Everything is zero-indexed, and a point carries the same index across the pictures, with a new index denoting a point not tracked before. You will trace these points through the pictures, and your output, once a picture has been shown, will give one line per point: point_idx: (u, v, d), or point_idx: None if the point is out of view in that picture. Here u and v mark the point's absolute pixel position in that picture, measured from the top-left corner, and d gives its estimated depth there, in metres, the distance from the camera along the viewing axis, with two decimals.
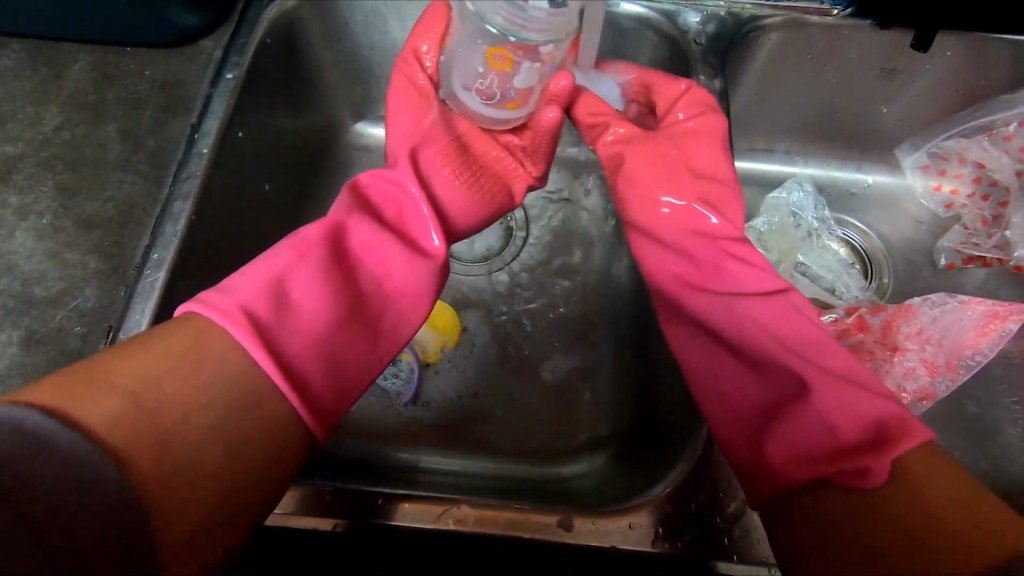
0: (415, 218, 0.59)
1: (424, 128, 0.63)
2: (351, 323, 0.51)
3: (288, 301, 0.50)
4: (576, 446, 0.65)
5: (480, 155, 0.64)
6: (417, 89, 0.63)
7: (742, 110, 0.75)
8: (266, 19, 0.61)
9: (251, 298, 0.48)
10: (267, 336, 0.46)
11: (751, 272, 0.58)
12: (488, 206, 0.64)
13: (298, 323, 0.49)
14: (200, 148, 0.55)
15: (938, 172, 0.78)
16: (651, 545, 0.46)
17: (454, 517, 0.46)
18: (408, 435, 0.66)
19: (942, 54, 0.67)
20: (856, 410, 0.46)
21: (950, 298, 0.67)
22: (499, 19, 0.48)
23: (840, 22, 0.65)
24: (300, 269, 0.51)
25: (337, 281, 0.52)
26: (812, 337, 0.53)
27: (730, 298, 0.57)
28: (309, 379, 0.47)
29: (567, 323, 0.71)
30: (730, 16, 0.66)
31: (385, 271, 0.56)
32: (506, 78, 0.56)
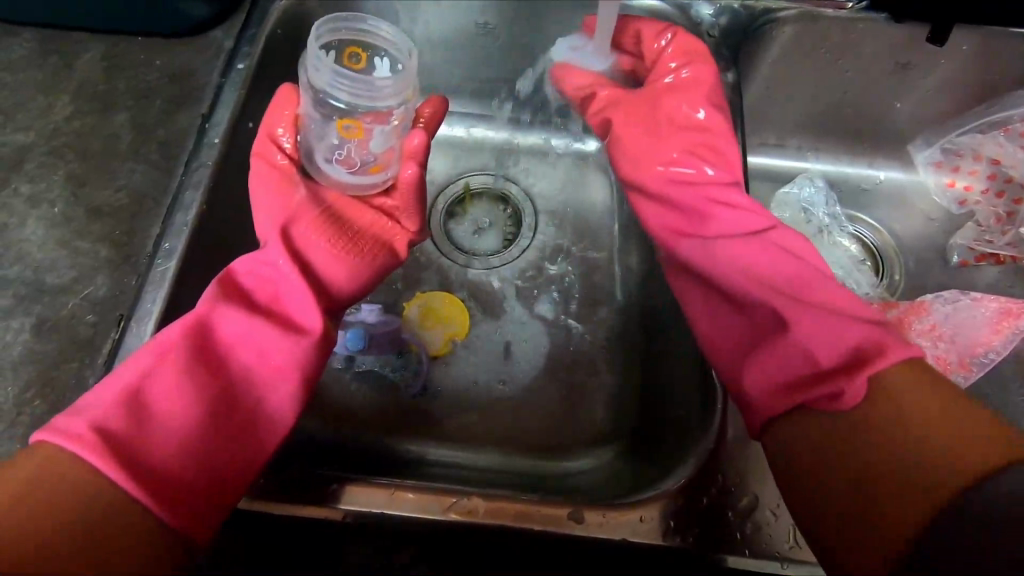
0: (292, 296, 0.53)
1: (296, 200, 0.58)
2: (215, 421, 0.46)
3: (145, 411, 0.45)
4: (585, 440, 0.65)
5: (356, 223, 0.59)
6: (269, 162, 0.58)
7: (753, 104, 0.74)
8: (278, 9, 0.61)
9: (104, 414, 0.43)
10: (112, 454, 0.41)
11: (737, 213, 0.58)
12: (370, 271, 0.59)
13: (160, 431, 0.44)
14: (212, 138, 0.56)
15: (952, 168, 0.78)
16: (662, 539, 0.46)
17: (464, 508, 0.46)
18: (416, 427, 0.66)
19: (959, 49, 0.67)
20: (834, 341, 0.46)
21: (963, 295, 0.67)
22: (341, 94, 0.50)
23: (855, 16, 0.64)
24: (161, 370, 0.46)
25: (202, 378, 0.47)
26: (801, 273, 0.53)
27: (718, 243, 0.57)
28: (181, 484, 0.43)
29: (576, 317, 0.71)
30: (744, 9, 0.65)
31: (262, 353, 0.50)
32: (362, 146, 0.56)
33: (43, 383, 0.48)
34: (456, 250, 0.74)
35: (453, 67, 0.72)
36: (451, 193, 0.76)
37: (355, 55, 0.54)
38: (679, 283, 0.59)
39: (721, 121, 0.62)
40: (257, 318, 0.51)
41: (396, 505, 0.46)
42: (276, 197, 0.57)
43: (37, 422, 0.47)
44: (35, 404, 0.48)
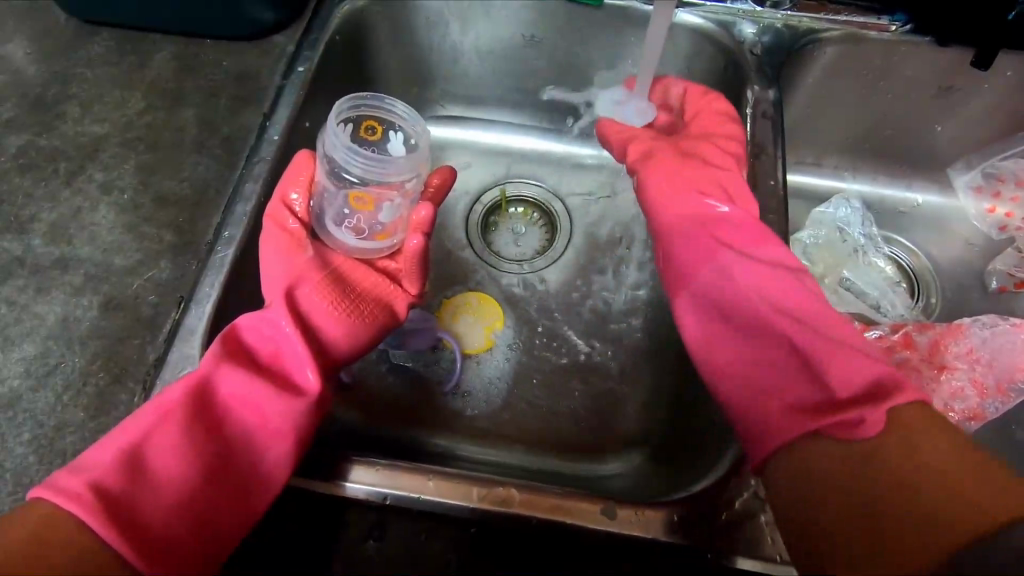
0: (294, 358, 0.52)
1: (303, 260, 0.56)
2: (212, 482, 0.45)
3: (140, 475, 0.44)
4: (615, 445, 0.66)
5: (359, 282, 0.59)
6: (281, 218, 0.56)
7: (792, 123, 0.75)
8: (338, 17, 0.65)
9: (101, 474, 0.42)
10: (109, 516, 0.41)
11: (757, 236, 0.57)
12: (370, 333, 0.57)
13: (157, 493, 0.44)
14: (271, 135, 0.59)
15: (993, 194, 0.77)
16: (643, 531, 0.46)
17: (500, 496, 0.47)
18: (444, 423, 0.68)
19: (1004, 74, 0.67)
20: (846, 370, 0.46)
21: (1001, 320, 0.67)
22: (355, 169, 0.52)
23: (898, 39, 0.65)
24: (162, 431, 0.46)
25: (199, 440, 0.46)
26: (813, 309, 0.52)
27: (734, 261, 0.56)
28: (173, 548, 0.43)
29: (608, 324, 0.72)
30: (788, 28, 0.67)
31: (260, 415, 0.49)
32: (370, 216, 0.59)
33: (107, 357, 0.51)
34: (489, 253, 0.76)
35: (499, 78, 0.75)
36: (487, 200, 0.78)
37: (371, 127, 0.58)
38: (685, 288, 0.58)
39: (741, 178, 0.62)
40: (258, 380, 0.50)
41: (439, 490, 0.48)
42: (284, 257, 0.55)
43: (101, 393, 0.50)
44: (98, 375, 0.50)
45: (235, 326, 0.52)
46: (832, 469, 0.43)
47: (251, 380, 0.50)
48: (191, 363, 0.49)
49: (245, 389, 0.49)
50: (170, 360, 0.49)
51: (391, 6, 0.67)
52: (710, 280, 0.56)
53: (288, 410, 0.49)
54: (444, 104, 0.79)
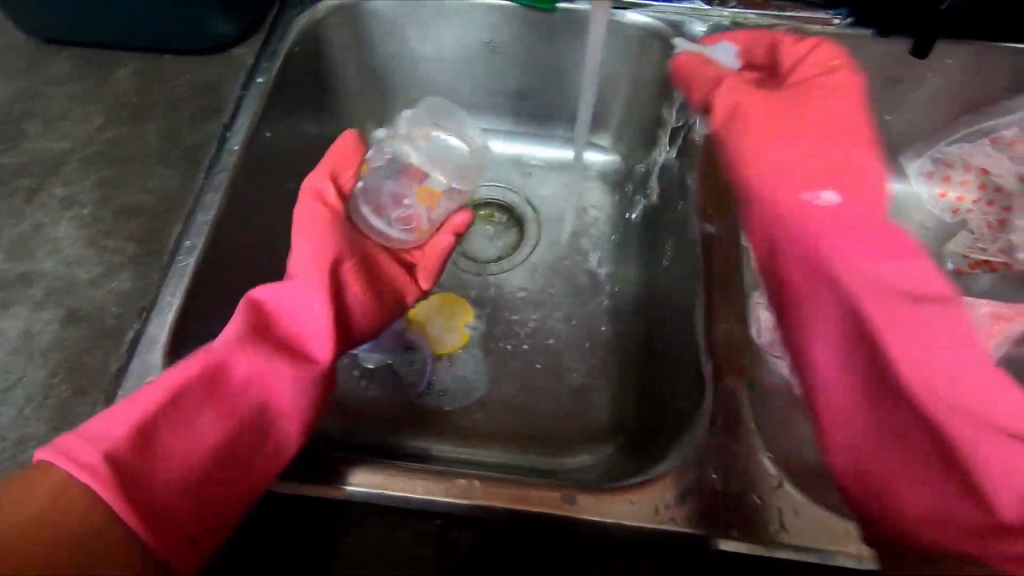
0: (312, 333, 0.55)
1: (332, 247, 0.60)
2: (227, 450, 0.47)
3: (157, 439, 0.45)
4: (587, 437, 0.67)
5: (385, 270, 0.65)
6: (319, 203, 0.63)
7: (747, 117, 0.77)
8: (296, 28, 0.66)
9: (115, 439, 0.43)
10: (126, 482, 0.42)
11: (891, 258, 0.57)
12: (386, 313, 0.63)
13: (168, 460, 0.44)
14: (231, 145, 0.60)
15: (944, 178, 0.79)
16: (653, 523, 0.45)
17: (462, 490, 0.46)
18: (416, 423, 0.68)
19: (945, 62, 0.69)
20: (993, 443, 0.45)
21: (958, 300, 0.68)
22: (401, 176, 0.67)
23: (840, 31, 0.68)
24: (179, 399, 0.47)
25: (218, 408, 0.48)
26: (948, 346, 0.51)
27: (853, 292, 0.57)
28: (179, 516, 0.43)
29: (578, 319, 0.73)
30: (736, 24, 0.70)
31: (276, 390, 0.51)
32: (415, 211, 0.70)
33: (71, 368, 0.51)
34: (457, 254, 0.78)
35: (459, 83, 0.77)
36: None
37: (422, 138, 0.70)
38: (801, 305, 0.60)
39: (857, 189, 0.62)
40: (277, 357, 0.52)
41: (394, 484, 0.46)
42: (317, 240, 0.59)
43: (63, 405, 0.50)
44: (61, 387, 0.51)
45: (257, 302, 0.55)
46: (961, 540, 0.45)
47: (269, 355, 0.52)
48: (154, 370, 0.49)
49: (263, 363, 0.51)
50: (131, 369, 0.49)
51: (350, 16, 0.69)
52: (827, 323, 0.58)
53: (304, 386, 0.51)
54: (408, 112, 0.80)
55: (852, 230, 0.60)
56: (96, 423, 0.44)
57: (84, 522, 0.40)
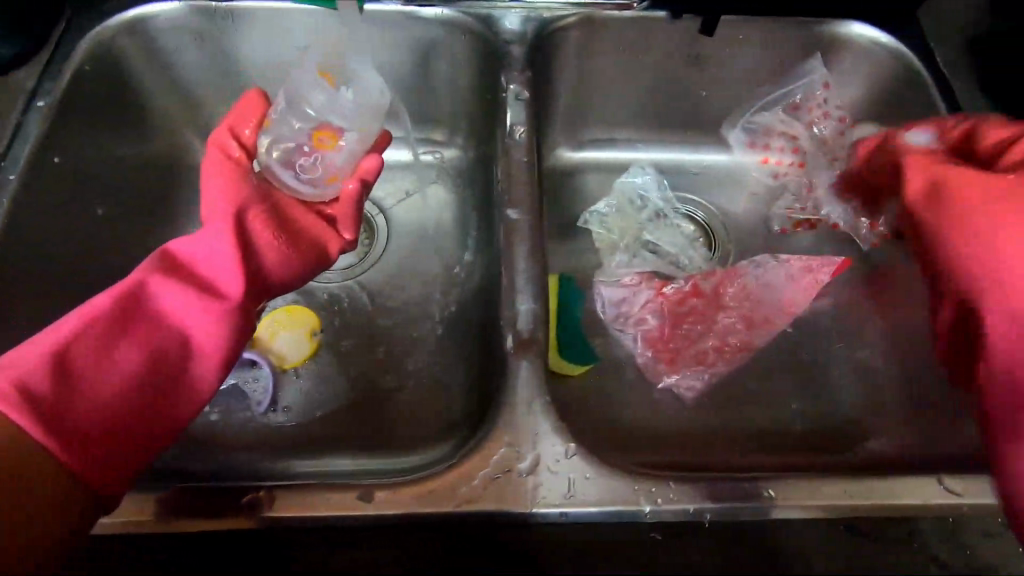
0: (221, 271, 0.53)
1: (239, 193, 0.57)
2: (141, 382, 0.47)
3: (73, 369, 0.46)
4: (439, 430, 0.68)
5: (298, 219, 0.59)
6: (226, 158, 0.59)
7: (572, 101, 0.79)
8: (81, 48, 0.63)
9: (30, 372, 0.44)
10: (36, 406, 0.43)
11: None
12: (302, 261, 0.57)
13: (88, 394, 0.45)
14: (6, 175, 0.56)
15: (763, 146, 0.83)
16: (452, 508, 0.44)
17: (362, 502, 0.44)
18: (266, 441, 0.68)
19: (738, 38, 0.73)
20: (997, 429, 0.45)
21: (771, 258, 0.73)
22: (320, 98, 0.59)
23: (639, 15, 0.71)
24: (87, 337, 0.47)
25: (130, 341, 0.48)
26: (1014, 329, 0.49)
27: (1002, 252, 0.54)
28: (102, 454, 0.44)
29: (428, 316, 0.76)
30: (539, 16, 0.71)
31: (190, 332, 0.50)
32: (327, 157, 0.60)
33: None
34: None
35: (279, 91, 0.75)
36: None
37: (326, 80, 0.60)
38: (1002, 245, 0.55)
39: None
40: (189, 288, 0.51)
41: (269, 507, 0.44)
42: (227, 187, 0.57)
43: None
44: None
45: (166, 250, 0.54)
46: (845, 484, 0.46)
47: (191, 290, 0.51)
48: None
49: (180, 293, 0.51)
50: None
51: (144, 31, 0.66)
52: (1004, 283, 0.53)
53: (226, 325, 0.50)
54: None
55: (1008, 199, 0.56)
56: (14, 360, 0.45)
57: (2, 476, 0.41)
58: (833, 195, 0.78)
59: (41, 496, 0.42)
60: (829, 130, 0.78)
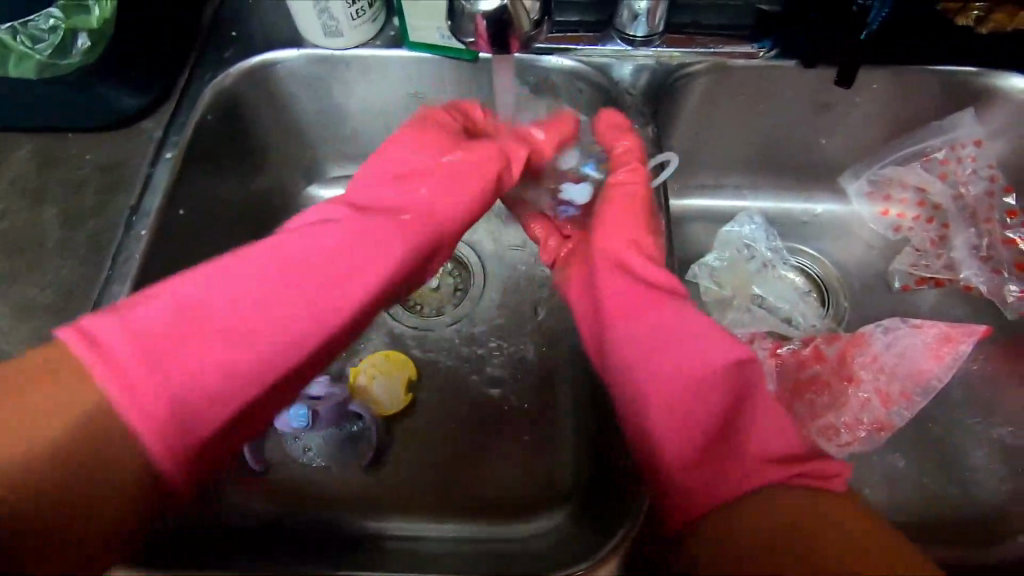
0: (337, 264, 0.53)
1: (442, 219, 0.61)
2: (235, 386, 0.48)
3: (174, 371, 0.45)
4: (540, 499, 0.64)
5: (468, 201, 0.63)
6: (435, 165, 0.63)
7: (683, 148, 0.76)
8: (206, 97, 0.64)
9: (132, 355, 0.44)
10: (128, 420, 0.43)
11: (666, 327, 0.56)
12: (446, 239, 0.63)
13: (150, 386, 0.44)
14: (139, 229, 0.57)
15: (883, 197, 0.78)
16: None
17: None
18: (366, 498, 0.65)
19: (869, 87, 0.69)
20: (705, 360, 0.53)
21: (901, 323, 0.68)
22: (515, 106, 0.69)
23: (767, 63, 0.67)
24: (163, 350, 0.45)
25: (229, 356, 0.47)
26: (678, 344, 0.55)
27: (651, 326, 0.56)
28: (184, 422, 0.45)
29: (528, 368, 0.71)
30: (661, 65, 0.67)
31: (298, 338, 0.50)
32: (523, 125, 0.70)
33: None
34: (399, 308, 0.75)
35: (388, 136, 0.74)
36: None
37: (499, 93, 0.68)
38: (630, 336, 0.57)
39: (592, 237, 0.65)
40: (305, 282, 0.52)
41: None
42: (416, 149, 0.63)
43: None
44: None
45: (322, 252, 0.54)
46: (771, 518, 0.47)
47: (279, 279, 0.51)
48: None
49: (294, 310, 0.50)
50: None
51: (262, 78, 0.66)
52: (647, 351, 0.56)
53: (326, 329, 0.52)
54: (342, 164, 0.77)
55: (673, 328, 0.56)
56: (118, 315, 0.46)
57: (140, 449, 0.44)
58: (971, 254, 0.72)
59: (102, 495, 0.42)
60: (976, 189, 0.72)
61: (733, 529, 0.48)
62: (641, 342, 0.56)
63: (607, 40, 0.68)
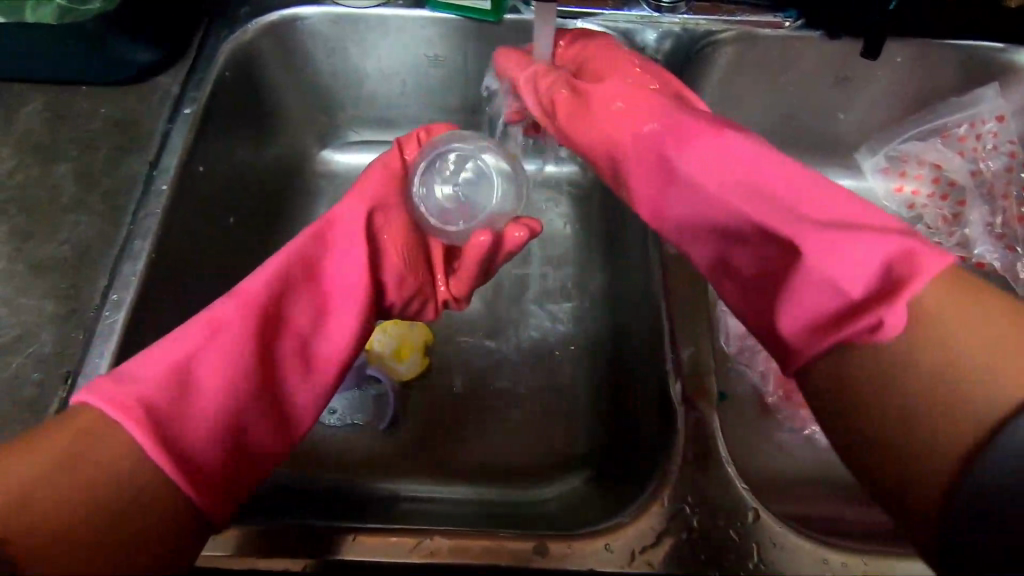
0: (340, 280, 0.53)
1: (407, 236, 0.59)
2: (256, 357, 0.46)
3: (182, 365, 0.44)
4: (557, 464, 0.64)
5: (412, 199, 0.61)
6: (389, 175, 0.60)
7: None
8: (224, 53, 0.62)
9: (147, 387, 0.41)
10: (152, 420, 0.40)
11: (750, 164, 0.49)
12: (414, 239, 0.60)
13: (156, 387, 0.42)
14: (159, 184, 0.56)
15: (899, 174, 0.78)
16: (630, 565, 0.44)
17: (538, 552, 0.44)
18: (382, 461, 0.65)
19: (891, 61, 0.68)
20: (783, 171, 0.48)
21: None
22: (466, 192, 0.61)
23: (792, 34, 0.66)
24: (170, 357, 0.44)
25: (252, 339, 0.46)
26: (746, 170, 0.49)
27: (711, 155, 0.51)
28: (190, 443, 0.41)
29: (544, 335, 0.71)
30: (686, 32, 0.67)
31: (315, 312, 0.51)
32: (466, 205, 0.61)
33: None
34: None
35: (406, 99, 0.73)
36: None
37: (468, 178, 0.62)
38: (686, 175, 0.53)
39: (636, 138, 0.57)
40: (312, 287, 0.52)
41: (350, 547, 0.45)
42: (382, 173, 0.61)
43: None
44: None
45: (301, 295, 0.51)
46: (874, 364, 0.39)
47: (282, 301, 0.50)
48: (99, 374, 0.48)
49: (264, 369, 0.46)
50: None
51: (280, 36, 0.65)
52: (713, 178, 0.51)
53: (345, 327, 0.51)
54: (356, 129, 0.76)
55: (740, 160, 0.50)
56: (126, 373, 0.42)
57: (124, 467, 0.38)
58: (986, 232, 0.73)
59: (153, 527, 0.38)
60: (995, 166, 0.73)
61: (850, 375, 0.40)
62: (707, 192, 0.51)
63: (632, 6, 0.67)
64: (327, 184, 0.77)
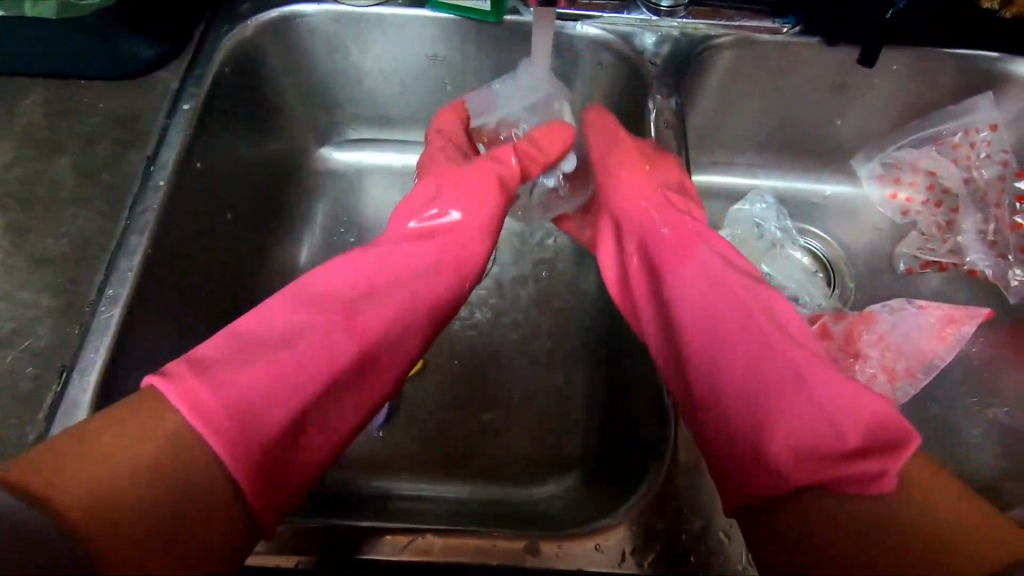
0: (422, 283, 0.55)
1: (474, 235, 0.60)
2: (330, 359, 0.46)
3: (264, 368, 0.43)
4: (549, 464, 0.65)
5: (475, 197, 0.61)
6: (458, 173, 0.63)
7: (700, 122, 0.76)
8: (224, 48, 0.62)
9: (220, 386, 0.41)
10: (231, 419, 0.40)
11: (683, 259, 0.57)
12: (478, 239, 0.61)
13: (225, 384, 0.41)
14: (157, 179, 0.56)
15: (893, 181, 0.79)
16: (620, 566, 0.45)
17: (530, 551, 0.44)
18: (375, 459, 0.66)
19: (888, 68, 0.69)
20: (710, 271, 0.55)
21: (908, 304, 0.69)
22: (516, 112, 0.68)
23: (790, 40, 0.67)
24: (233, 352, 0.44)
25: (327, 341, 0.47)
26: (701, 260, 0.56)
27: (672, 243, 0.59)
28: (256, 437, 0.41)
29: (540, 335, 0.72)
30: (685, 36, 0.67)
31: (384, 313, 0.51)
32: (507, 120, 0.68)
33: None
34: None
35: (406, 98, 0.73)
36: None
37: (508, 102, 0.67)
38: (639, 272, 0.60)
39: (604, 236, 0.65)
40: (384, 291, 0.53)
41: (339, 545, 0.45)
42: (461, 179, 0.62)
43: None
44: None
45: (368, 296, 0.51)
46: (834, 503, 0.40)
47: (364, 301, 0.51)
48: (92, 369, 0.48)
49: (339, 370, 0.46)
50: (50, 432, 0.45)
51: (280, 34, 0.65)
52: (673, 263, 0.57)
53: (407, 331, 0.52)
54: (357, 127, 0.76)
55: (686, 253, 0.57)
56: (198, 366, 0.42)
57: (193, 467, 0.38)
58: (979, 240, 0.74)
59: (207, 531, 0.38)
60: (988, 174, 0.73)
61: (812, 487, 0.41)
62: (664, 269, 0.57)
63: (632, 10, 0.68)
64: (326, 182, 0.77)
